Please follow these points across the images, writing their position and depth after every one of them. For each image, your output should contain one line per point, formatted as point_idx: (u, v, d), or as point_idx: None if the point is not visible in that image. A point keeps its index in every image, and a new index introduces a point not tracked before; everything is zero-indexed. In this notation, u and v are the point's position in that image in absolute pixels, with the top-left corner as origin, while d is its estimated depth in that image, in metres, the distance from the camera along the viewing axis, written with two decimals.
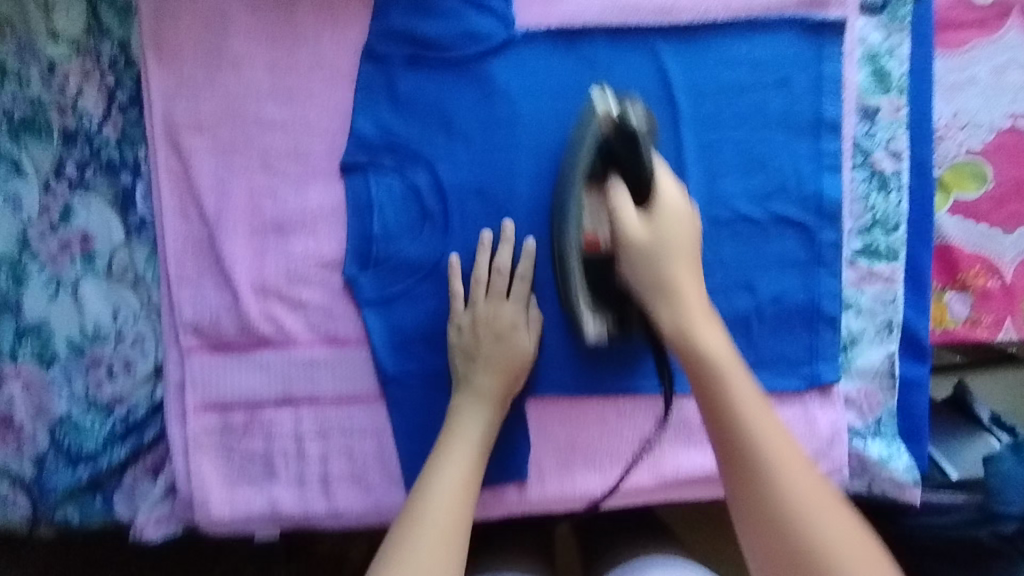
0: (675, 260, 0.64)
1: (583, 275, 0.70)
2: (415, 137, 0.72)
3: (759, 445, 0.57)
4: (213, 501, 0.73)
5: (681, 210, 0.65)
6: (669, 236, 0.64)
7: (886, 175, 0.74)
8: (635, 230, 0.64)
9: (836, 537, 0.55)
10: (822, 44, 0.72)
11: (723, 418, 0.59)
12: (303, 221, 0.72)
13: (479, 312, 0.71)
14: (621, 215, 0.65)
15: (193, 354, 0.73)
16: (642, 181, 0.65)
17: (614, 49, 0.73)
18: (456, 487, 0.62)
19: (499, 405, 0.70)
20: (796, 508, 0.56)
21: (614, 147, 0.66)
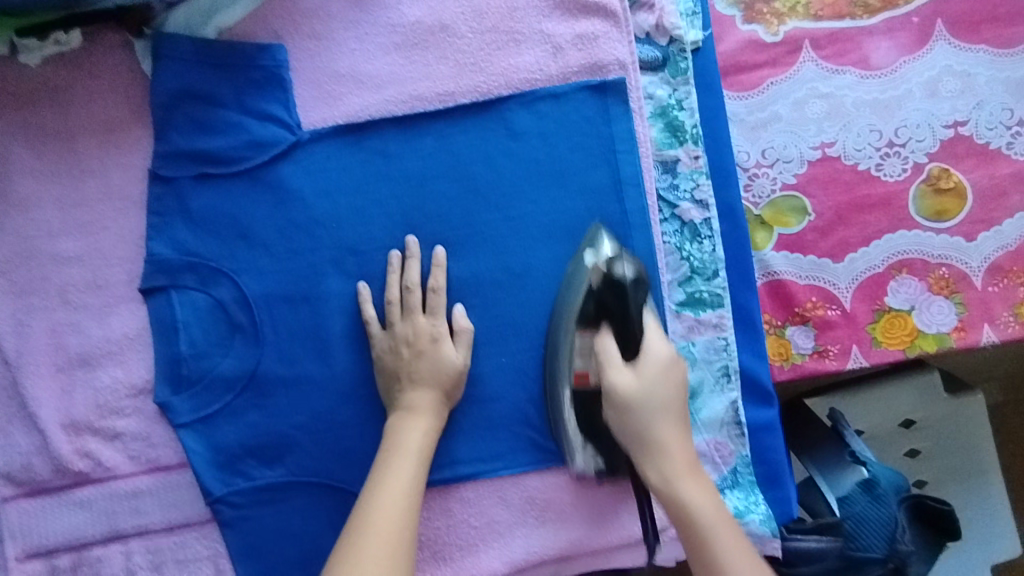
0: (655, 414, 0.66)
1: (574, 417, 0.71)
2: (214, 252, 0.71)
3: (689, 512, 0.63)
4: None
5: (667, 361, 0.67)
6: (653, 392, 0.66)
7: (696, 224, 0.74)
8: (620, 382, 0.66)
9: (709, 519, 0.62)
10: (608, 105, 0.72)
11: (669, 489, 0.64)
12: (109, 351, 0.71)
13: (397, 330, 0.70)
14: (609, 365, 0.67)
15: (9, 502, 0.70)
16: (629, 336, 0.67)
17: (403, 138, 0.72)
18: (395, 512, 0.61)
19: (432, 419, 0.68)
20: (696, 516, 0.62)
21: (603, 296, 0.68)
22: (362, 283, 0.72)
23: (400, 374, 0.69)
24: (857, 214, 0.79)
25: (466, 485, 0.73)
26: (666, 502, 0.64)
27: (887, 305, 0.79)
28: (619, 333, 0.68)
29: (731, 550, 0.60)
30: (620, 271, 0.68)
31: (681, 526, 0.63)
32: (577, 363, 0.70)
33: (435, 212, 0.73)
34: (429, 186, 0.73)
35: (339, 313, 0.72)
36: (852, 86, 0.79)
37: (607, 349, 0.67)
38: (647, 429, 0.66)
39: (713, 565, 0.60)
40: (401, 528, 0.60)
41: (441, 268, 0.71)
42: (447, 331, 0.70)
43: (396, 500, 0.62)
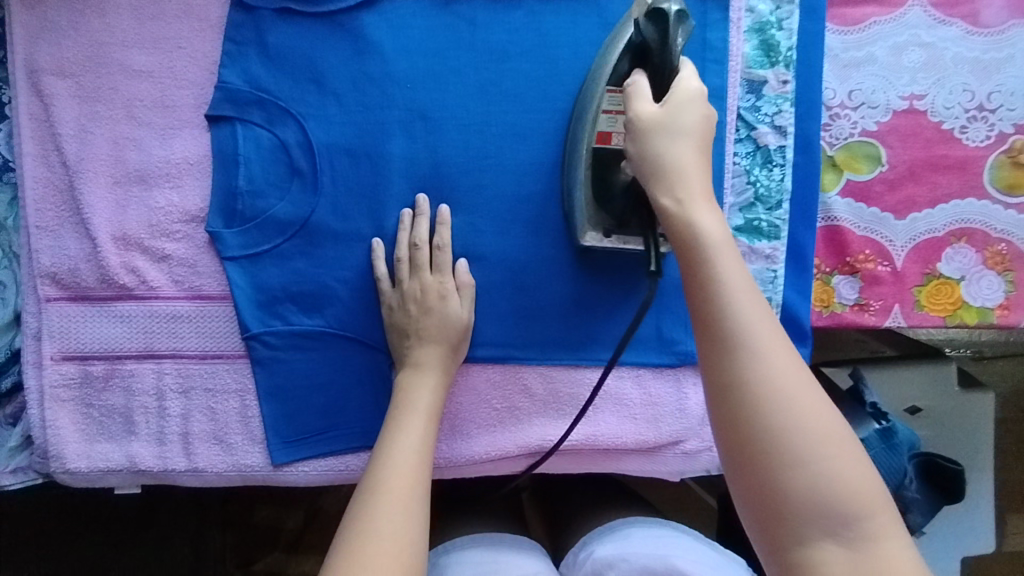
0: (684, 142, 0.55)
1: (589, 175, 0.68)
2: (285, 91, 0.71)
3: (751, 360, 0.47)
4: (69, 454, 0.72)
5: (694, 98, 0.57)
6: (684, 115, 0.56)
7: (770, 150, 0.73)
8: (640, 114, 0.57)
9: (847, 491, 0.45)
10: (707, 10, 0.70)
11: (721, 343, 0.48)
12: (168, 172, 0.71)
13: (406, 288, 0.70)
14: (634, 98, 0.59)
15: (51, 303, 0.71)
16: (661, 72, 0.60)
17: (493, 9, 0.71)
18: (409, 467, 0.60)
19: (440, 376, 0.68)
20: (777, 391, 0.46)
21: (639, 41, 0.63)
22: (378, 240, 0.71)
23: (409, 331, 0.69)
24: (929, 173, 0.77)
25: (494, 368, 0.74)
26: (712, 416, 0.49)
27: (939, 271, 0.78)
28: (653, 73, 0.61)
29: (829, 449, 0.46)
30: (653, 32, 0.60)
31: (710, 342, 0.49)
32: (609, 104, 0.67)
33: (511, 90, 0.71)
34: (510, 62, 0.71)
35: (399, 175, 0.72)
36: (955, 40, 0.76)
37: (636, 85, 0.60)
38: (667, 157, 0.55)
39: (785, 477, 0.46)
40: (414, 492, 0.58)
41: (445, 225, 0.71)
42: (453, 287, 0.71)
43: (405, 462, 0.60)
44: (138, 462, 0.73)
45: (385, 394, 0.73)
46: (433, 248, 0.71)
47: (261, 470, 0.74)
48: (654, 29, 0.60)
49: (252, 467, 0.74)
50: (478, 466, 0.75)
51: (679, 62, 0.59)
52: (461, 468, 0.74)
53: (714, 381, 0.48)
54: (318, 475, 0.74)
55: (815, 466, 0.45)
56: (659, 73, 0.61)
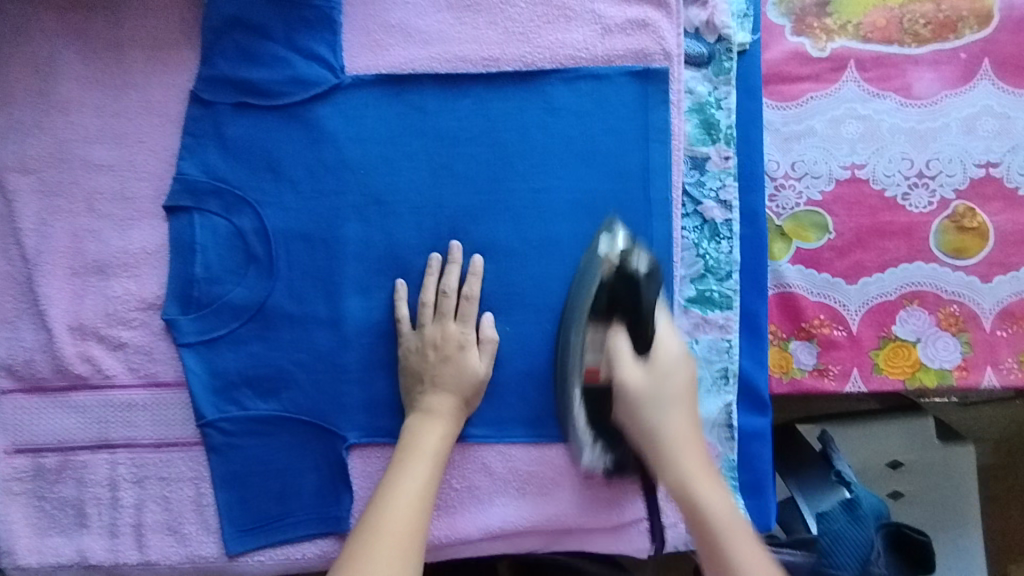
0: None
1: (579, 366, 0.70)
2: (242, 181, 0.73)
3: (732, 568, 0.60)
4: (20, 548, 0.71)
5: None
6: None
7: (717, 223, 0.74)
8: None
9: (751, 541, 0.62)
10: (648, 91, 0.73)
11: None
12: (125, 262, 0.72)
13: (427, 331, 0.71)
14: None
15: (6, 395, 0.71)
16: None
17: (442, 96, 0.73)
18: (409, 515, 0.62)
19: (449, 424, 0.69)
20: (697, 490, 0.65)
21: (617, 288, 0.70)
22: (400, 279, 0.73)
23: (423, 376, 0.70)
24: (876, 239, 0.79)
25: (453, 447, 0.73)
26: (679, 495, 0.66)
27: (894, 333, 0.79)
28: None
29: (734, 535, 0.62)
30: None
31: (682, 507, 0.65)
32: (607, 223, 0.69)
33: (462, 173, 0.73)
34: (461, 147, 0.73)
35: (355, 257, 0.73)
36: (890, 112, 0.80)
37: None
38: None
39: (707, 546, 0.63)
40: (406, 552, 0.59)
41: (476, 277, 0.72)
42: (474, 340, 0.71)
43: (402, 516, 0.61)
44: (89, 556, 0.71)
45: (341, 478, 0.72)
46: (461, 298, 0.72)
47: (215, 560, 0.72)
48: None
49: (205, 558, 0.72)
50: (439, 548, 0.73)
51: None
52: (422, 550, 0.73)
53: None
54: (274, 563, 0.72)
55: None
56: None
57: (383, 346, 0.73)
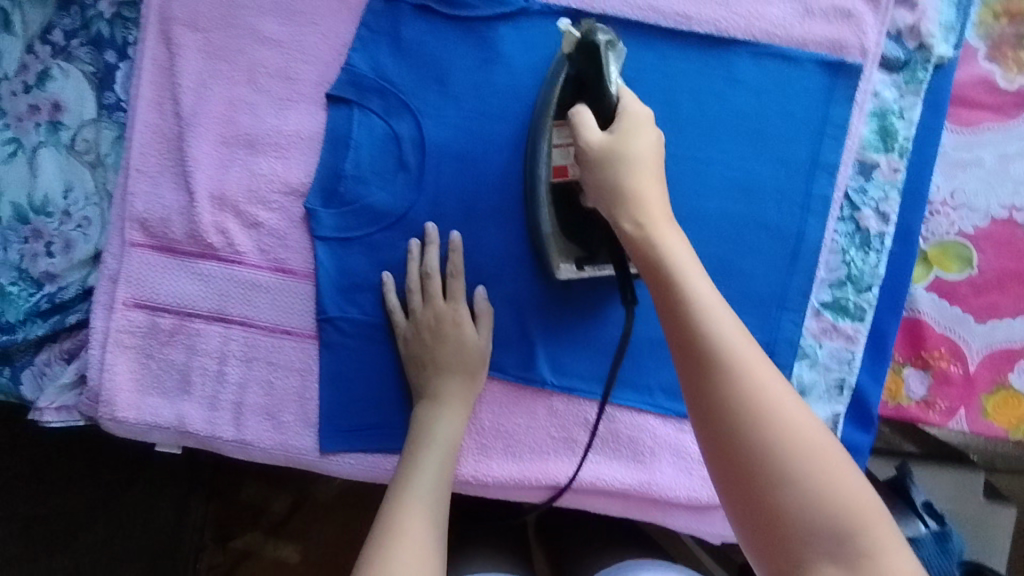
0: (637, 174, 0.56)
1: (551, 211, 0.69)
2: (407, 86, 0.71)
3: (750, 399, 0.49)
4: (119, 402, 0.71)
5: (643, 119, 0.58)
6: (630, 141, 0.57)
7: (870, 234, 0.71)
8: (589, 143, 0.57)
9: (817, 450, 0.48)
10: (835, 85, 0.70)
11: (714, 364, 0.50)
12: (276, 142, 0.71)
13: (418, 317, 0.70)
14: (582, 131, 0.58)
15: (134, 248, 0.70)
16: (601, 101, 0.60)
17: (627, 43, 0.70)
18: (430, 502, 0.61)
19: (459, 410, 0.68)
20: (759, 406, 0.49)
21: (563, 143, 0.67)
22: (412, 241, 0.71)
23: (426, 361, 0.69)
24: (1017, 285, 0.77)
25: (559, 396, 0.73)
26: (709, 426, 0.50)
27: (1009, 381, 0.77)
28: (595, 103, 0.60)
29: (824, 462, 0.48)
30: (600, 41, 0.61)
31: (683, 349, 0.51)
32: (559, 141, 0.67)
33: None
34: (632, 101, 0.70)
35: (502, 189, 0.72)
36: None
37: (581, 119, 0.58)
38: (624, 182, 0.55)
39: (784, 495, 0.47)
40: (432, 536, 0.57)
41: (458, 253, 0.70)
42: (468, 316, 0.70)
43: (426, 501, 0.61)
44: (187, 423, 0.72)
45: None
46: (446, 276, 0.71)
47: (308, 454, 0.73)
48: (593, 46, 0.61)
49: (299, 449, 0.72)
50: (523, 490, 0.73)
51: (617, 91, 0.60)
52: (508, 491, 0.73)
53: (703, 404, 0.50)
54: (362, 470, 0.73)
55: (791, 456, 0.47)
56: (599, 103, 0.60)
57: (511, 283, 0.72)
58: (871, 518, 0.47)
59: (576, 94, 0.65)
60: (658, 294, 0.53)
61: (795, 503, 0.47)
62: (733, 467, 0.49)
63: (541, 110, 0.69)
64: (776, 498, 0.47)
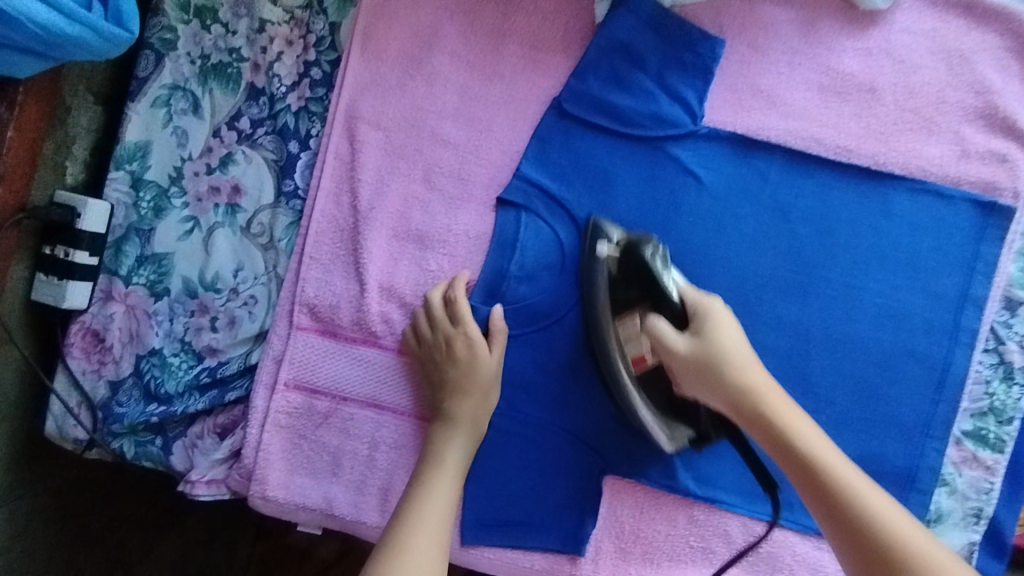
0: (736, 365, 0.62)
1: (647, 398, 0.69)
2: (573, 194, 0.74)
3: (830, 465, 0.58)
4: (271, 480, 0.72)
5: (727, 326, 0.63)
6: (714, 344, 0.62)
7: (1013, 366, 0.73)
8: (676, 349, 0.63)
9: (933, 559, 0.54)
10: (986, 224, 0.72)
11: (833, 501, 0.57)
12: (445, 239, 0.74)
13: (427, 343, 0.71)
14: (664, 339, 0.63)
15: (300, 331, 0.73)
16: (661, 300, 0.65)
17: (787, 170, 0.73)
18: (438, 534, 0.60)
19: (469, 430, 0.68)
20: (881, 534, 0.55)
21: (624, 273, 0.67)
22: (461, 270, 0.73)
23: (442, 385, 0.70)
24: None
25: (699, 505, 0.73)
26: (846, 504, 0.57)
27: None
28: (669, 312, 0.65)
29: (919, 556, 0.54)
30: (642, 246, 0.66)
31: (740, 411, 0.61)
32: (630, 349, 0.68)
33: (786, 250, 0.74)
34: (788, 225, 0.74)
35: None
36: None
37: (658, 327, 0.64)
38: (758, 388, 0.61)
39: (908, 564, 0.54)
40: (435, 559, 0.59)
41: (462, 285, 0.71)
42: (481, 338, 0.70)
43: (431, 530, 0.60)
44: (333, 505, 0.73)
45: (591, 503, 0.73)
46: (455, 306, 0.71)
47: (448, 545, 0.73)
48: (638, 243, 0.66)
49: None
50: None
51: (670, 284, 0.65)
52: None
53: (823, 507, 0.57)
54: (500, 564, 0.73)
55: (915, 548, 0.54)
56: (662, 306, 0.65)
57: None
58: (946, 560, 0.54)
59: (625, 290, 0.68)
60: (791, 465, 0.59)
61: (878, 541, 0.55)
62: (863, 547, 0.55)
63: (588, 276, 0.71)
64: (881, 550, 0.54)
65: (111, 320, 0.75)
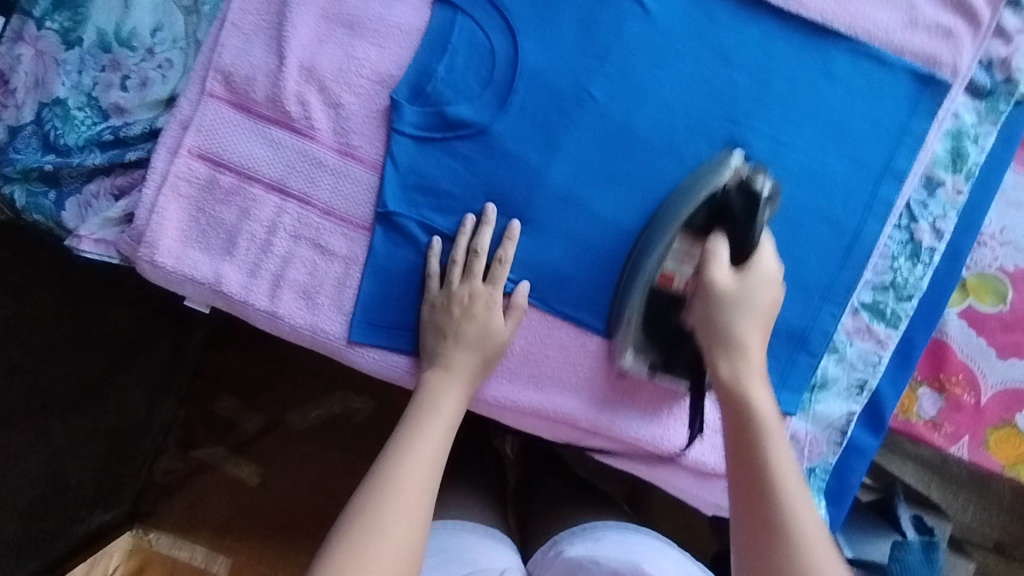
0: (749, 311, 0.66)
1: (643, 301, 0.70)
2: (515, 4, 0.72)
3: (762, 437, 0.63)
4: (161, 247, 0.70)
5: (770, 278, 0.68)
6: (754, 294, 0.67)
7: (921, 246, 0.75)
8: (720, 280, 0.66)
9: (801, 509, 0.59)
10: (920, 96, 0.73)
11: (747, 443, 0.63)
12: (375, 28, 0.72)
13: (453, 289, 0.70)
14: (714, 262, 0.67)
15: (211, 99, 0.70)
16: (743, 247, 0.67)
17: (733, 13, 0.73)
18: (420, 475, 0.63)
19: (467, 384, 0.69)
20: (771, 472, 0.61)
21: (728, 199, 0.68)
22: (472, 215, 0.72)
23: (447, 332, 0.69)
24: None
25: (592, 337, 0.73)
26: (752, 449, 0.62)
27: (1016, 421, 0.79)
28: (734, 244, 0.68)
29: (797, 508, 0.59)
30: (755, 184, 0.67)
31: (711, 343, 0.67)
32: (668, 263, 0.70)
33: (721, 92, 0.73)
34: (728, 68, 0.73)
35: (586, 125, 0.73)
36: None
37: (715, 250, 0.67)
38: (733, 299, 0.66)
39: (788, 538, 0.57)
40: (419, 492, 0.62)
41: (502, 262, 0.71)
42: (501, 303, 0.71)
43: (416, 471, 0.63)
44: (223, 284, 0.71)
45: None
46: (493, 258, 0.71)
47: (335, 340, 0.72)
48: (752, 190, 0.66)
49: (326, 334, 0.72)
50: (538, 420, 0.74)
51: (756, 241, 0.67)
52: (523, 419, 0.74)
53: (740, 455, 0.63)
54: (384, 367, 0.73)
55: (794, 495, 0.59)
56: (738, 241, 0.68)
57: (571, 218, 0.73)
58: (812, 534, 0.58)
59: (707, 221, 0.69)
60: (716, 360, 0.67)
61: (779, 536, 0.58)
62: (754, 506, 0.60)
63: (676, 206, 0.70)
64: (774, 521, 0.58)
65: (18, 61, 0.71)
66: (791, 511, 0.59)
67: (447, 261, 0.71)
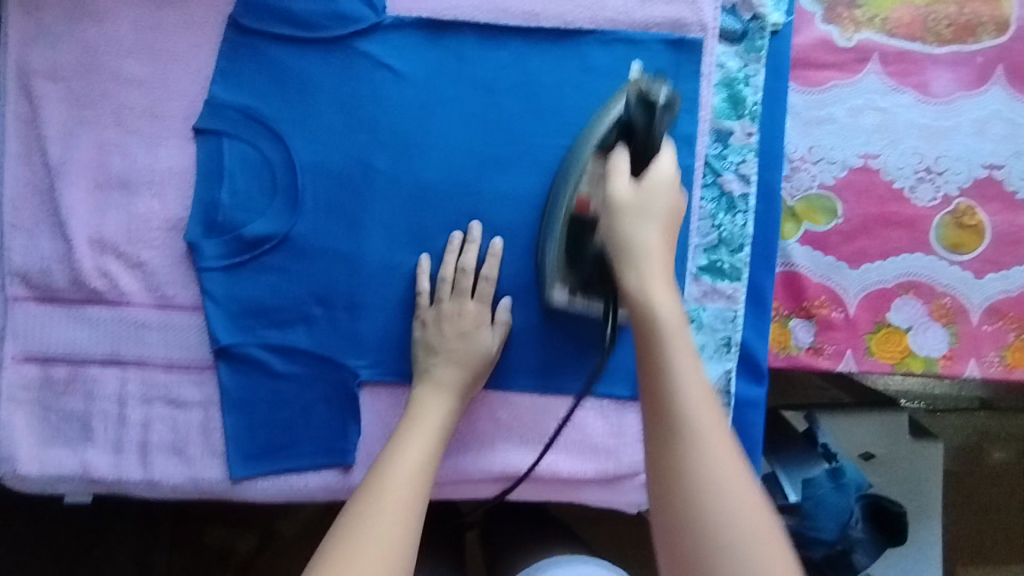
0: (649, 225, 0.61)
1: (557, 254, 0.70)
2: (273, 109, 0.73)
3: (680, 401, 0.52)
4: (20, 458, 0.71)
5: (670, 181, 0.63)
6: (652, 200, 0.61)
7: (734, 196, 0.77)
8: (619, 189, 0.62)
9: (723, 481, 0.49)
10: (680, 59, 0.75)
11: (663, 409, 0.53)
12: (150, 180, 0.73)
13: (442, 305, 0.71)
14: (613, 173, 0.63)
15: (19, 303, 0.71)
16: (646, 148, 0.65)
17: (480, 45, 0.75)
18: (410, 480, 0.58)
19: (452, 401, 0.67)
20: (685, 423, 0.51)
21: (632, 116, 0.66)
22: (423, 255, 0.73)
23: (436, 349, 0.69)
24: (880, 227, 0.79)
25: None
26: (650, 386, 0.54)
27: (887, 319, 0.79)
28: (635, 150, 0.65)
29: (728, 483, 0.49)
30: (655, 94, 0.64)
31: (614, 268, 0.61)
32: (584, 186, 0.68)
33: (494, 121, 0.74)
34: (493, 97, 0.74)
35: (381, 197, 0.74)
36: (908, 107, 0.80)
37: (617, 159, 0.64)
38: (632, 237, 0.60)
39: (700, 517, 0.49)
40: (413, 500, 0.56)
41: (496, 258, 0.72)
42: (489, 321, 0.71)
43: (404, 482, 0.57)
44: (92, 471, 0.72)
45: (350, 412, 0.73)
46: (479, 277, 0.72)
47: (218, 483, 0.73)
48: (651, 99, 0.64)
49: (208, 481, 0.73)
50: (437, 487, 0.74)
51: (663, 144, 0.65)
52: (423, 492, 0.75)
53: (658, 428, 0.53)
54: (275, 491, 0.74)
55: (711, 474, 0.49)
56: (642, 153, 0.65)
57: (398, 288, 0.74)
58: (743, 516, 0.48)
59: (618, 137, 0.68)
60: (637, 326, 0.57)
61: (695, 528, 0.48)
62: (664, 482, 0.51)
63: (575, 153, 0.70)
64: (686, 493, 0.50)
65: None
66: (708, 482, 0.49)
67: (438, 276, 0.72)
